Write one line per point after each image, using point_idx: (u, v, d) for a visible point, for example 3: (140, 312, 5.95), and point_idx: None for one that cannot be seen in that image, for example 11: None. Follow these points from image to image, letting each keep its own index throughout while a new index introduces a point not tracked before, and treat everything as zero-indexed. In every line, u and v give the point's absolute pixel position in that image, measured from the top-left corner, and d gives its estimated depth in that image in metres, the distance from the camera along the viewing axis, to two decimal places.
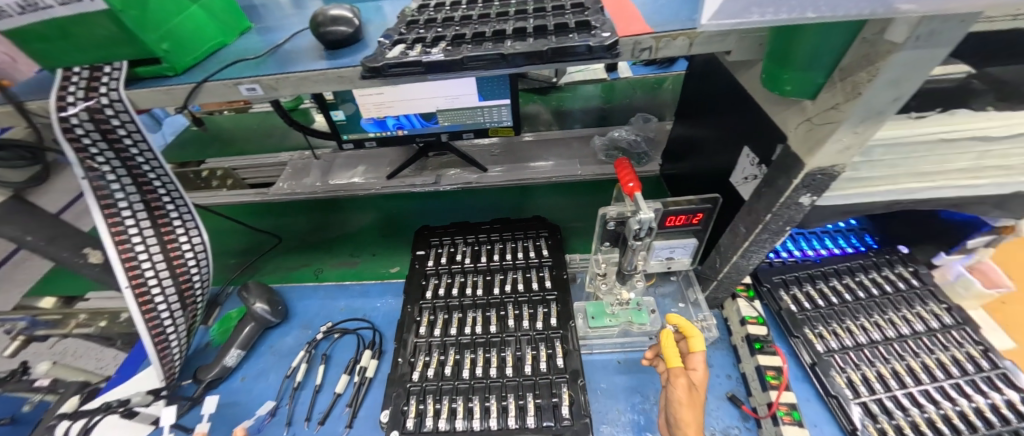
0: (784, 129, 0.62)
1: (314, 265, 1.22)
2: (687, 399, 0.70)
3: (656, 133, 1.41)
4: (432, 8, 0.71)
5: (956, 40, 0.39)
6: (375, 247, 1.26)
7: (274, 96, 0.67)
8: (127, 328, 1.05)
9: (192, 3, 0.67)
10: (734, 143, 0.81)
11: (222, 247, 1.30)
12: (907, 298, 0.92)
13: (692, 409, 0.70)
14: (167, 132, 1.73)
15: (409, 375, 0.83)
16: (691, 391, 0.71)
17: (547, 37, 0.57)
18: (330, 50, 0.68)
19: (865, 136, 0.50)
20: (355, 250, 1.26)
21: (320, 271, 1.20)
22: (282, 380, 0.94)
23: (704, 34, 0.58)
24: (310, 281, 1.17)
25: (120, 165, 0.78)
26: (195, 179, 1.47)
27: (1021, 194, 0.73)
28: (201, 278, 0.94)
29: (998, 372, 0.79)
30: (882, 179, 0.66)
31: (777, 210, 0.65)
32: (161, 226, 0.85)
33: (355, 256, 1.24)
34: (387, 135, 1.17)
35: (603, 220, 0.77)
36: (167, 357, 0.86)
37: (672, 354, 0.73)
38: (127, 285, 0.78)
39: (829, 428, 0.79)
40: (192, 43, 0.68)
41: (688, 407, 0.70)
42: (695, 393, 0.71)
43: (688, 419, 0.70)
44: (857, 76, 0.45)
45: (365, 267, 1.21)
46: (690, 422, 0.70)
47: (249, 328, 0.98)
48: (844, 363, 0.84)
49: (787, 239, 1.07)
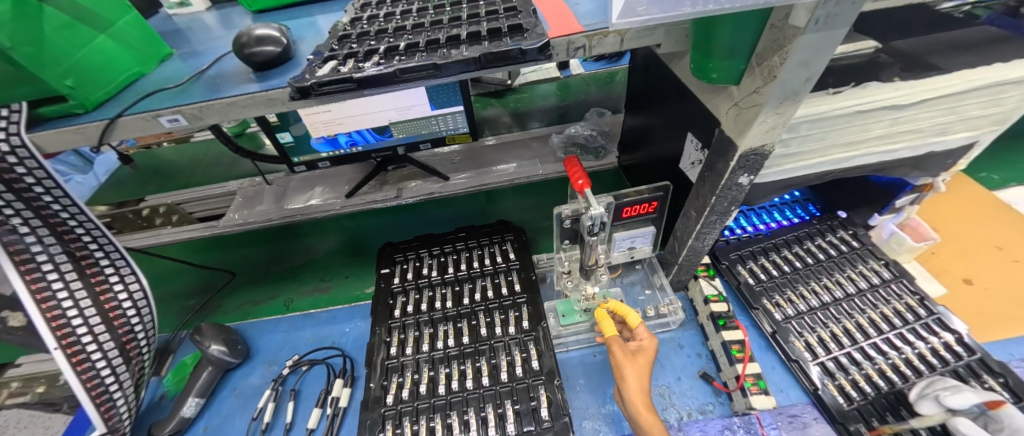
0: (717, 114, 0.65)
1: (283, 296, 1.16)
2: (627, 362, 0.71)
3: (611, 127, 1.44)
4: (365, 21, 0.69)
5: (850, 21, 0.43)
6: (347, 270, 1.21)
7: (200, 125, 0.64)
8: (69, 390, 0.95)
9: (99, 33, 0.61)
10: (679, 130, 0.84)
11: (171, 291, 1.22)
12: (850, 259, 0.99)
13: (634, 371, 0.70)
14: (99, 172, 1.60)
15: (384, 398, 0.81)
16: (633, 356, 0.72)
17: (481, 43, 0.57)
18: (259, 72, 0.65)
19: (786, 115, 0.54)
20: (326, 275, 1.21)
21: (289, 302, 1.14)
22: (249, 423, 0.89)
23: (633, 29, 0.60)
24: (281, 314, 1.11)
25: (32, 215, 0.72)
26: (136, 218, 1.31)
27: (933, 154, 0.80)
28: (143, 328, 0.87)
29: (934, 318, 0.86)
30: (812, 152, 0.71)
31: (720, 192, 0.68)
32: (91, 276, 0.79)
33: (326, 280, 1.19)
34: (339, 154, 1.14)
35: (559, 219, 0.78)
36: (114, 418, 0.78)
37: (607, 327, 0.75)
38: (57, 345, 0.70)
39: (794, 391, 0.83)
40: (103, 76, 0.62)
41: (631, 369, 0.70)
42: (637, 356, 0.71)
43: (631, 381, 0.69)
44: (771, 60, 0.48)
45: (339, 291, 1.16)
46: (635, 384, 0.69)
47: (207, 372, 0.91)
48: (801, 327, 0.89)
49: (739, 216, 1.13)
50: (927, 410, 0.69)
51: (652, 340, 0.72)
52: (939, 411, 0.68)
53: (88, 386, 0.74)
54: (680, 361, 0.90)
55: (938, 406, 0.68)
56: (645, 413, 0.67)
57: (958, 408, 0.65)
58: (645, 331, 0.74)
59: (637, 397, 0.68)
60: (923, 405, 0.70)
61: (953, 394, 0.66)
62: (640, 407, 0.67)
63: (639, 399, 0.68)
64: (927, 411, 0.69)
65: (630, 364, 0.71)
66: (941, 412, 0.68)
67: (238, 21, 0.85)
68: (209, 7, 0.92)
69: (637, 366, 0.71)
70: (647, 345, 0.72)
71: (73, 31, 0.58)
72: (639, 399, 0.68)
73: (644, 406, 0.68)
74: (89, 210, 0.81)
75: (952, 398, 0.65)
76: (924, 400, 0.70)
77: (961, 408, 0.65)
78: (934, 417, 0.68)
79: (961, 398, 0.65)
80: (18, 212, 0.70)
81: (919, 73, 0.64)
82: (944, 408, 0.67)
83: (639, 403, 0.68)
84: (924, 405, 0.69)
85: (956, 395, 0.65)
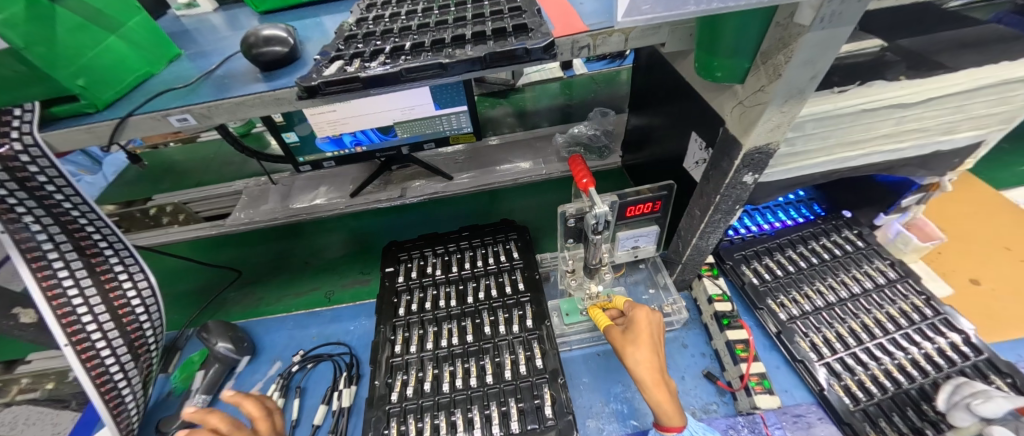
0: (722, 113, 0.65)
1: (324, 288, 1.18)
2: (625, 343, 0.69)
3: (614, 126, 1.43)
4: (371, 21, 0.69)
5: (855, 19, 0.43)
6: None
7: (208, 124, 0.65)
8: (77, 387, 0.96)
9: (110, 35, 0.62)
10: (683, 130, 0.84)
11: (178, 289, 1.23)
12: (856, 258, 0.98)
13: (631, 348, 0.68)
14: (109, 172, 1.62)
15: (388, 396, 0.81)
16: (627, 335, 0.70)
17: (486, 42, 0.58)
18: (267, 72, 0.66)
19: (791, 114, 0.54)
20: (366, 268, 1.22)
21: (332, 293, 1.16)
22: (254, 417, 0.90)
23: (638, 29, 0.60)
24: (324, 306, 1.12)
25: (43, 213, 0.73)
26: (143, 218, 1.33)
27: (940, 153, 0.79)
28: (152, 327, 0.88)
29: (940, 318, 0.85)
30: (816, 152, 0.71)
31: (725, 191, 0.68)
32: (101, 274, 0.80)
33: (367, 273, 1.20)
34: (344, 154, 1.14)
35: (563, 218, 0.78)
36: (122, 415, 0.79)
37: (600, 320, 0.77)
38: (67, 342, 0.71)
39: (799, 391, 0.83)
40: (113, 77, 0.63)
41: (630, 349, 0.68)
42: (630, 335, 0.69)
43: (634, 360, 0.66)
44: (776, 59, 0.48)
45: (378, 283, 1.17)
46: (639, 361, 0.66)
47: (214, 369, 0.93)
48: (806, 328, 0.89)
49: (743, 216, 1.13)
50: (961, 422, 0.67)
51: (644, 313, 0.72)
52: (974, 422, 0.65)
53: (96, 382, 0.74)
54: (684, 360, 0.90)
55: (972, 416, 0.65)
56: (657, 391, 0.64)
57: (991, 417, 0.62)
58: (635, 306, 0.74)
59: (645, 374, 0.65)
60: (957, 416, 0.67)
61: (984, 402, 0.63)
62: (648, 385, 0.64)
63: (649, 376, 0.65)
64: (961, 423, 0.67)
65: (626, 344, 0.69)
66: (976, 423, 0.65)
67: (245, 22, 0.86)
68: (216, 9, 0.93)
69: (636, 343, 0.68)
70: (639, 319, 0.71)
71: (85, 32, 0.59)
72: (646, 376, 0.65)
73: (653, 383, 0.64)
74: (99, 208, 0.82)
75: (983, 406, 0.62)
76: (957, 410, 0.67)
77: (995, 416, 0.62)
78: (970, 428, 0.66)
79: (992, 406, 0.61)
80: (30, 210, 0.71)
81: (926, 71, 0.63)
82: (978, 418, 0.64)
83: (650, 381, 0.64)
84: (958, 417, 0.67)
85: (987, 403, 0.62)
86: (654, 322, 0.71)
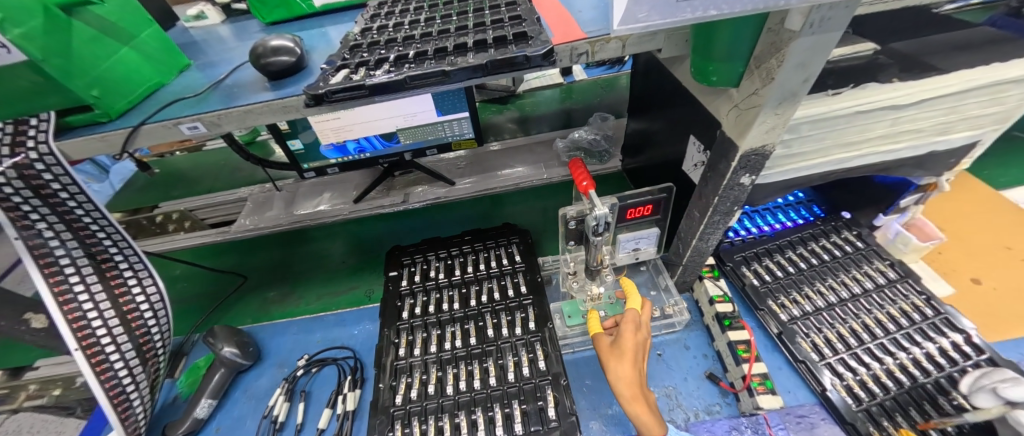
0: (718, 116, 0.67)
1: (363, 287, 1.19)
2: (610, 356, 0.70)
3: (614, 130, 1.45)
4: (376, 31, 0.71)
5: (844, 24, 0.44)
6: None
7: (218, 132, 0.66)
8: (84, 393, 0.98)
9: (122, 46, 0.64)
10: (682, 133, 0.85)
11: (184, 295, 1.24)
12: (855, 259, 0.99)
13: (615, 362, 0.68)
14: (115, 181, 1.65)
15: (392, 400, 0.82)
16: (613, 349, 0.71)
17: (487, 50, 0.59)
18: (274, 81, 0.68)
19: (785, 116, 0.55)
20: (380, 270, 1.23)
21: (371, 291, 1.17)
22: (260, 421, 0.91)
23: (634, 35, 0.62)
24: (362, 305, 1.14)
25: (57, 220, 0.75)
26: (150, 225, 1.36)
27: (935, 153, 0.80)
28: (159, 332, 0.89)
29: (941, 318, 0.86)
30: (814, 153, 0.72)
31: (722, 192, 0.69)
32: (111, 280, 0.81)
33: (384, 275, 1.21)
34: (347, 160, 1.17)
35: (564, 220, 0.79)
36: (129, 419, 0.80)
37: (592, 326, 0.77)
38: (77, 346, 0.72)
39: (801, 392, 0.83)
40: (124, 86, 0.65)
41: (613, 362, 0.69)
42: (616, 349, 0.70)
43: (615, 374, 0.67)
44: (769, 63, 0.50)
45: None
46: (619, 376, 0.67)
47: (219, 374, 0.93)
48: (807, 328, 0.89)
49: (744, 218, 1.14)
50: None
51: (632, 328, 0.72)
52: None
53: (105, 386, 0.75)
54: (686, 361, 0.91)
55: None
56: (635, 405, 0.64)
57: None
58: (627, 318, 0.73)
59: (625, 388, 0.66)
60: None
61: None
62: (628, 399, 0.65)
63: (628, 390, 0.66)
64: None
65: (610, 357, 0.69)
66: None
67: (253, 33, 0.88)
68: (224, 20, 0.96)
69: (620, 358, 0.69)
70: (626, 334, 0.71)
71: (99, 44, 0.60)
72: (624, 391, 0.66)
73: (631, 397, 0.65)
74: (110, 214, 0.84)
75: None
76: None
77: None
78: None
79: None
80: (43, 216, 0.73)
81: (918, 73, 0.65)
82: None
83: (628, 395, 0.65)
84: None
85: None
86: (641, 340, 0.71)
